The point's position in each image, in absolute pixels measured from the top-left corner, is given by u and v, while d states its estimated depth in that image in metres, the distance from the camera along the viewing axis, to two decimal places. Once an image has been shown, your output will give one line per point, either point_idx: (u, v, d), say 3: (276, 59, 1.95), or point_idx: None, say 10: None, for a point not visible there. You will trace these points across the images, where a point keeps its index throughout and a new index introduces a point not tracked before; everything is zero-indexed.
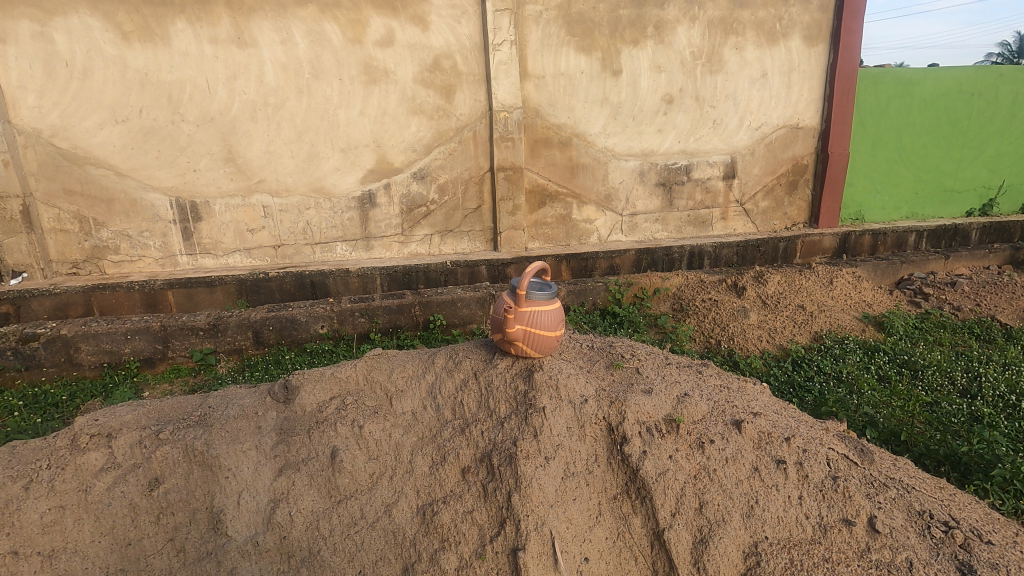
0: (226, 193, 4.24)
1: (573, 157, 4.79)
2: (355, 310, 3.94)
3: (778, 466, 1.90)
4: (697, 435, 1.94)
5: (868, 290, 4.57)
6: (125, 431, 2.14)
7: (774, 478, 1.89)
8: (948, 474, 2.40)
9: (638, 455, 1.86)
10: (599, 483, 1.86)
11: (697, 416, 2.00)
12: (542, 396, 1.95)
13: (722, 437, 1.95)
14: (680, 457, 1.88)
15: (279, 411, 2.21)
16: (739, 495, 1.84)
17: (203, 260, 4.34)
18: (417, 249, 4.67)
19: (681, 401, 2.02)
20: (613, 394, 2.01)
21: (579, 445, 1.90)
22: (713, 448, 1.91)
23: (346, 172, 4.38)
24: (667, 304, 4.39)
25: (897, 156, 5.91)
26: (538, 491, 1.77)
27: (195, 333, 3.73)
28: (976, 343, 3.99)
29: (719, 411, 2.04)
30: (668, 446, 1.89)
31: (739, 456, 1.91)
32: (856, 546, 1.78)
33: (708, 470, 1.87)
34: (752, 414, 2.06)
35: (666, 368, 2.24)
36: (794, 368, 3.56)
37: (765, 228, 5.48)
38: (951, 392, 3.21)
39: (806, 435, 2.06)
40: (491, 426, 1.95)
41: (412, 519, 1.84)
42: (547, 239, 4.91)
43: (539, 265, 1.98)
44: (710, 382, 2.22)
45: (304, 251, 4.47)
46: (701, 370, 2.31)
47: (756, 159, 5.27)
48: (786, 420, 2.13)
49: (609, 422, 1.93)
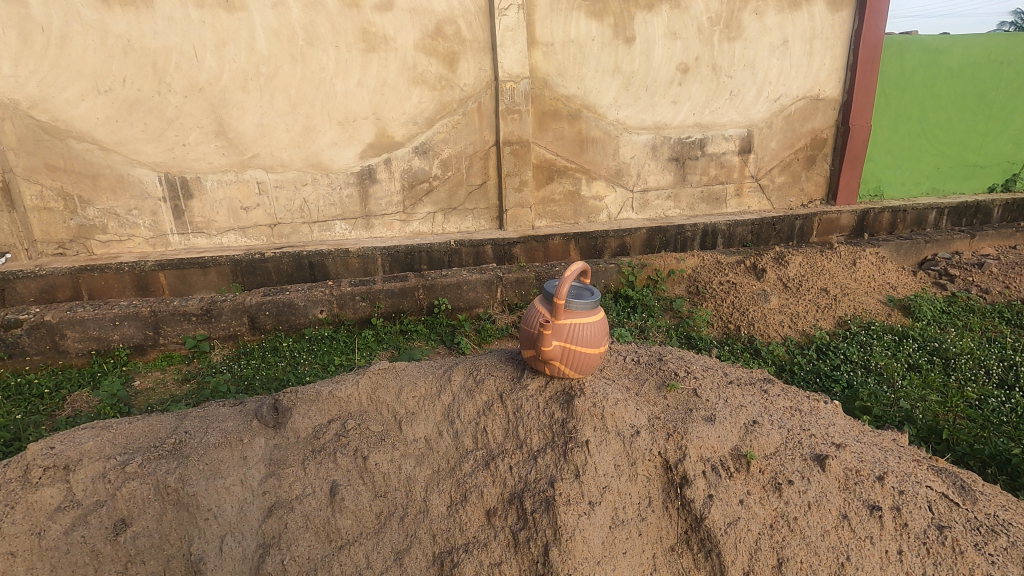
0: (218, 168, 4.00)
1: (582, 130, 4.53)
2: (356, 294, 3.74)
3: (873, 514, 1.72)
4: (772, 474, 1.76)
5: (892, 272, 4.36)
6: (86, 463, 2.00)
7: (869, 529, 1.70)
8: (995, 477, 2.23)
9: (703, 501, 1.68)
10: (654, 533, 1.68)
11: (770, 449, 1.83)
12: (585, 428, 1.77)
13: (802, 477, 1.76)
14: (752, 502, 1.70)
15: (269, 436, 2.06)
16: (826, 551, 1.66)
17: (196, 240, 4.13)
18: (419, 228, 4.45)
19: (750, 430, 1.86)
20: (669, 424, 1.84)
21: (630, 487, 1.73)
22: (792, 491, 1.73)
23: (344, 146, 4.13)
24: (682, 286, 4.19)
25: (920, 130, 5.62)
26: (582, 546, 1.60)
27: (187, 319, 3.54)
28: (1007, 327, 3.80)
29: (797, 443, 1.87)
30: (737, 488, 1.71)
31: (824, 501, 1.73)
32: None
33: (787, 517, 1.69)
34: (835, 446, 1.89)
35: (729, 389, 2.06)
36: (819, 356, 3.39)
37: (781, 205, 5.23)
38: (987, 382, 3.04)
39: (899, 471, 1.88)
40: (520, 460, 1.79)
41: (427, 569, 1.67)
42: (555, 216, 4.67)
43: (573, 273, 1.78)
44: (778, 406, 2.04)
45: (301, 231, 4.25)
46: (767, 389, 2.13)
47: (774, 133, 5.00)
48: (873, 452, 1.95)
49: (667, 459, 1.75)
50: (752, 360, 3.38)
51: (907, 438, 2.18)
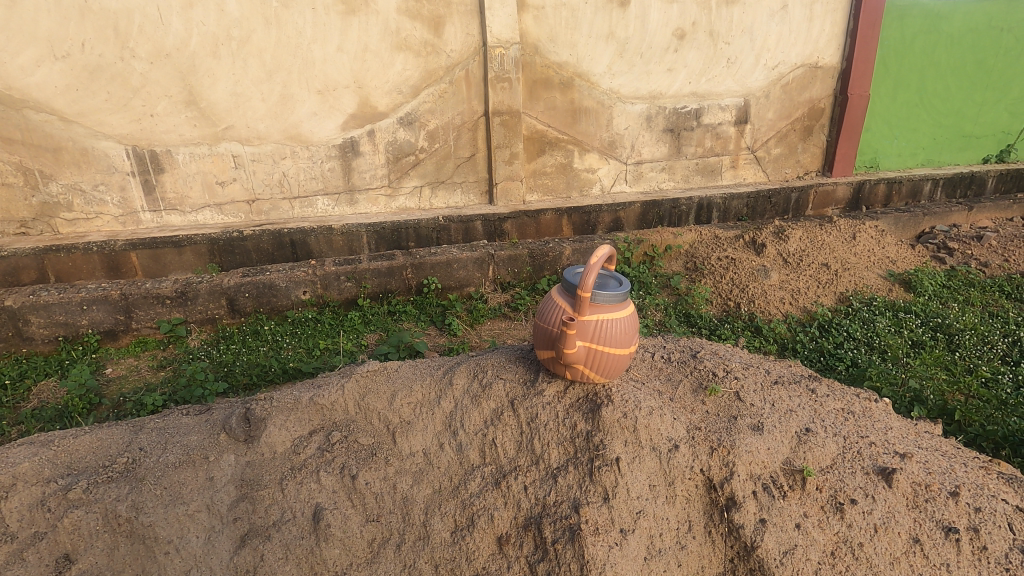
0: (190, 141, 3.74)
1: (575, 100, 4.32)
2: (340, 274, 3.56)
3: (949, 537, 1.61)
4: (833, 493, 1.65)
5: (892, 246, 4.27)
6: (21, 488, 1.80)
7: (945, 555, 1.59)
8: (1009, 457, 2.17)
9: (755, 527, 1.57)
10: (694, 562, 1.58)
11: (826, 462, 1.72)
12: (615, 443, 1.66)
13: (867, 495, 1.65)
14: (812, 527, 1.59)
15: (239, 453, 1.90)
16: None
17: (170, 217, 3.89)
18: (406, 204, 4.25)
19: (803, 441, 1.75)
20: (712, 436, 1.72)
21: (666, 510, 1.62)
22: (856, 512, 1.62)
23: (324, 117, 3.89)
24: (678, 262, 4.06)
25: (919, 99, 5.38)
26: None
27: (161, 302, 3.34)
28: (1008, 302, 3.75)
29: (856, 454, 1.75)
30: (794, 511, 1.60)
31: (892, 523, 1.61)
32: None
33: (850, 543, 1.58)
34: (900, 457, 1.77)
35: (773, 389, 1.95)
36: (821, 334, 3.31)
37: (776, 177, 5.08)
38: (992, 359, 2.98)
39: (970, 483, 1.77)
40: (537, 479, 1.68)
41: None
42: (547, 190, 4.49)
43: (600, 262, 1.64)
44: (830, 408, 1.93)
45: (281, 207, 4.03)
46: (815, 389, 2.01)
47: (771, 102, 4.82)
48: (940, 460, 1.84)
49: (712, 479, 1.64)
50: (753, 338, 3.28)
51: (932, 426, 2.08)
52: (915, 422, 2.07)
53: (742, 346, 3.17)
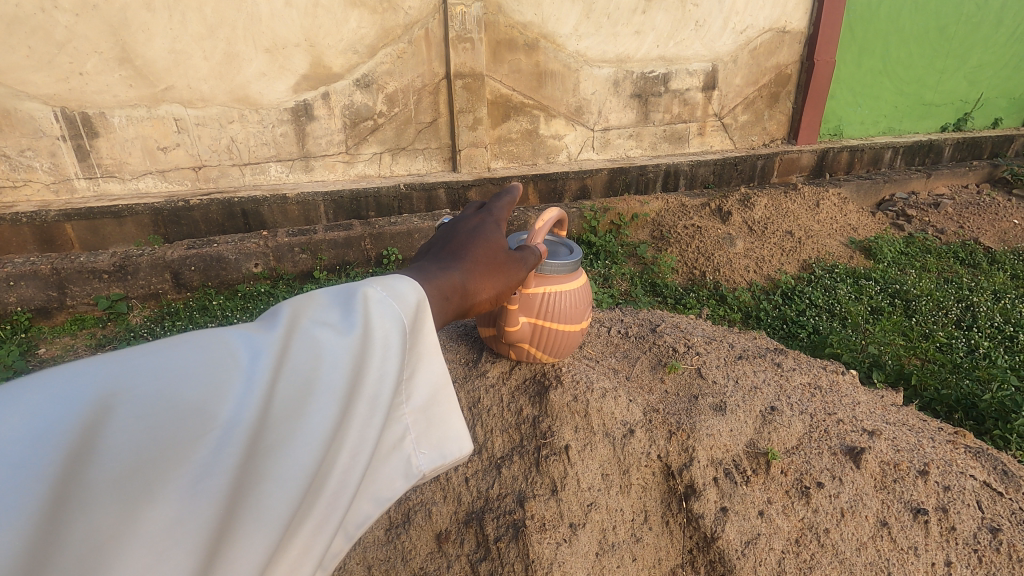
0: (126, 103, 3.46)
1: (540, 62, 4.15)
2: (294, 245, 3.39)
3: (917, 518, 1.55)
4: (797, 477, 1.59)
5: (853, 213, 4.30)
6: None
7: (912, 538, 1.53)
8: (961, 420, 2.22)
9: (715, 517, 1.51)
10: (650, 556, 1.52)
11: (791, 443, 1.67)
12: (566, 430, 1.60)
13: (833, 477, 1.60)
14: (776, 514, 1.53)
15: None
16: (865, 568, 1.48)
17: (108, 185, 3.62)
18: (365, 171, 4.05)
19: (767, 420, 1.71)
20: (671, 419, 1.67)
21: (621, 501, 1.56)
22: (822, 495, 1.56)
23: (274, 78, 3.64)
24: (645, 230, 4.00)
25: (883, 66, 5.32)
26: None
27: (97, 277, 3.14)
28: (962, 268, 3.84)
29: (823, 434, 1.71)
30: (757, 496, 1.55)
31: (859, 507, 1.55)
32: None
33: (816, 530, 1.52)
34: (868, 435, 1.73)
35: (736, 364, 1.93)
36: (784, 301, 3.32)
37: (743, 144, 5.03)
38: (947, 324, 3.03)
39: (938, 459, 1.72)
40: (480, 470, 1.62)
41: None
42: (512, 157, 4.35)
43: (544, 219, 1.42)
44: (796, 383, 1.90)
45: (231, 174, 3.78)
46: (780, 363, 1.99)
47: (739, 68, 4.72)
48: (907, 436, 1.80)
49: (671, 466, 1.58)
50: (717, 307, 3.28)
51: (890, 394, 2.09)
52: (881, 394, 2.06)
53: (707, 316, 3.15)
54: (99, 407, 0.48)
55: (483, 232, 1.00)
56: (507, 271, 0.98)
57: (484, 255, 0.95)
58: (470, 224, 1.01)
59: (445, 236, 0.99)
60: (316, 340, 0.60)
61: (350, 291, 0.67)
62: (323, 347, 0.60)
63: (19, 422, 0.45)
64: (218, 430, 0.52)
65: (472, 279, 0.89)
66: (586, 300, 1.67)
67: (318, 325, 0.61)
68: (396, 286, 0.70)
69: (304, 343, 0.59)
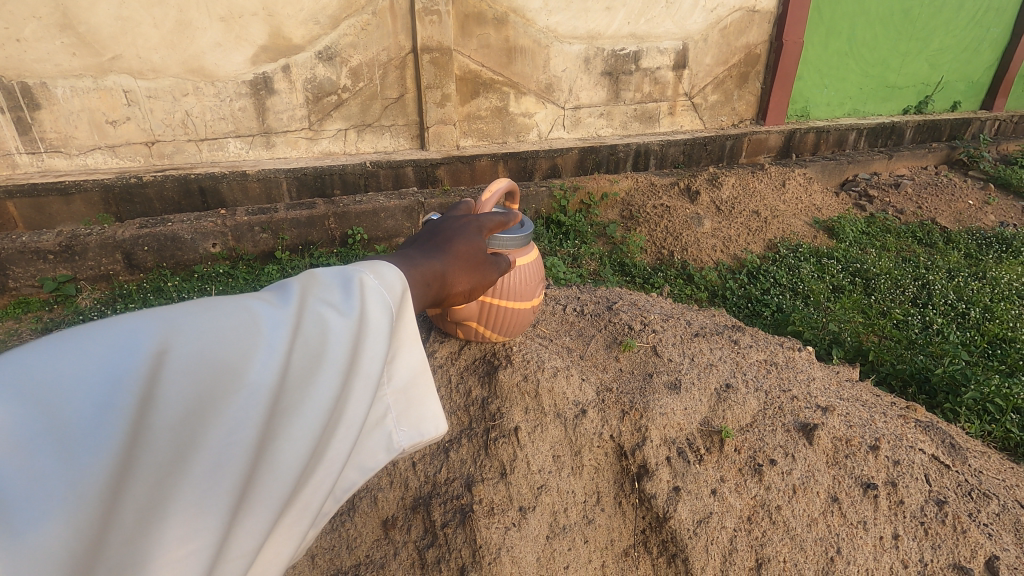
0: (70, 73, 3.25)
1: (510, 38, 4.05)
2: (254, 225, 3.27)
3: (866, 494, 1.59)
4: (749, 455, 1.61)
5: (818, 193, 4.37)
6: None
7: (861, 512, 1.57)
8: (914, 395, 2.29)
9: (667, 497, 1.52)
10: (602, 537, 1.52)
11: (746, 420, 1.68)
12: (515, 412, 1.58)
13: (786, 455, 1.62)
14: (728, 493, 1.55)
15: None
16: (814, 545, 1.52)
17: (52, 160, 3.42)
18: (330, 148, 3.92)
19: (722, 398, 1.71)
20: (624, 399, 1.65)
21: (573, 483, 1.56)
22: (774, 472, 1.58)
23: (231, 49, 3.46)
24: (615, 210, 3.99)
25: (849, 48, 5.37)
26: (511, 565, 1.43)
27: (42, 257, 2.99)
28: (919, 247, 3.95)
29: (777, 410, 1.72)
30: (710, 475, 1.56)
31: (811, 483, 1.59)
32: None
33: (768, 507, 1.55)
34: (822, 411, 1.75)
35: (692, 342, 1.93)
36: (749, 280, 3.37)
37: (712, 124, 5.03)
38: (904, 301, 3.11)
39: (889, 434, 1.76)
40: (428, 455, 1.60)
41: None
42: (481, 135, 4.26)
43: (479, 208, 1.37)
44: (752, 360, 1.92)
45: (187, 150, 3.61)
46: (737, 341, 2.00)
47: (710, 47, 4.70)
48: (859, 411, 1.84)
49: (623, 446, 1.58)
50: (685, 286, 3.30)
51: (848, 372, 2.13)
52: (837, 370, 2.11)
53: (673, 295, 3.17)
54: (148, 365, 0.53)
55: (467, 231, 1.06)
56: (484, 272, 1.04)
57: (465, 252, 1.01)
58: (456, 222, 1.07)
59: (431, 229, 1.05)
60: (322, 319, 0.66)
61: (350, 275, 0.72)
62: (330, 327, 0.66)
63: (77, 375, 0.50)
64: (244, 392, 0.59)
65: (451, 270, 0.96)
66: (538, 275, 1.60)
67: (323, 304, 0.67)
68: (386, 275, 0.76)
69: (313, 320, 0.65)
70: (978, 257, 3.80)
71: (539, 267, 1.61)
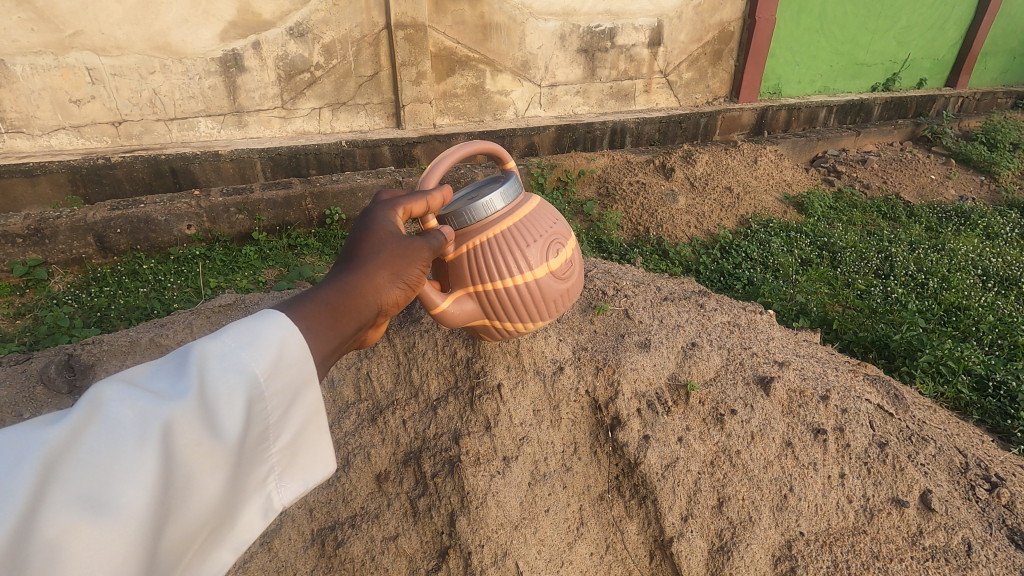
0: (29, 49, 3.14)
1: (485, 14, 4.02)
2: (230, 205, 3.24)
3: (817, 438, 1.63)
4: (712, 406, 1.65)
5: (788, 169, 4.47)
6: None
7: (812, 455, 1.61)
8: (875, 359, 2.42)
9: (637, 444, 1.56)
10: (579, 483, 1.57)
11: (709, 374, 1.73)
12: (499, 369, 1.63)
13: (745, 405, 1.66)
14: (692, 439, 1.59)
15: (61, 405, 1.75)
16: (769, 484, 1.56)
17: (14, 142, 3.31)
18: (304, 127, 3.86)
19: (687, 355, 1.75)
20: (598, 356, 1.70)
21: (551, 435, 1.61)
22: (734, 421, 1.62)
23: (198, 25, 3.38)
24: (592, 187, 4.04)
25: (820, 26, 5.44)
26: (496, 510, 1.48)
27: (10, 240, 2.93)
28: (884, 221, 4.10)
29: (738, 366, 1.77)
30: (676, 424, 1.60)
31: (767, 429, 1.63)
32: (907, 532, 1.52)
33: (729, 452, 1.59)
34: (778, 365, 1.81)
35: (663, 306, 1.97)
36: (722, 255, 3.46)
37: (687, 102, 5.08)
38: (868, 273, 3.24)
39: (840, 386, 1.81)
40: (417, 412, 1.67)
41: (306, 551, 1.55)
42: (458, 113, 4.25)
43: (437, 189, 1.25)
44: (716, 321, 1.97)
45: (155, 129, 3.53)
46: (703, 304, 2.05)
47: (684, 24, 4.72)
48: (814, 366, 1.89)
49: (597, 399, 1.62)
50: (659, 261, 3.38)
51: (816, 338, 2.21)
52: (795, 331, 2.20)
53: (647, 267, 3.27)
54: None
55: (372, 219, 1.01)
56: (416, 253, 1.00)
57: (379, 241, 0.95)
58: (361, 217, 1.02)
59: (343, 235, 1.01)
60: (121, 418, 0.59)
61: (178, 360, 0.65)
62: (128, 426, 0.58)
63: None
64: None
65: (360, 273, 0.89)
66: (533, 235, 1.33)
67: (122, 401, 0.60)
68: (242, 335, 0.66)
69: (110, 419, 0.58)
70: (938, 229, 3.96)
71: (534, 226, 1.34)
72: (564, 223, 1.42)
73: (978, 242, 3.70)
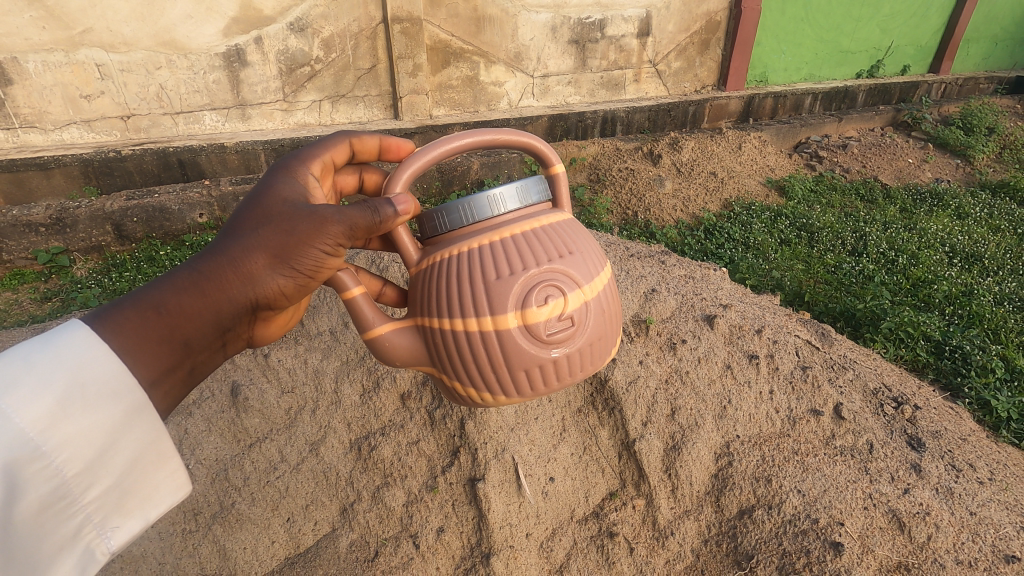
0: (40, 47, 3.29)
1: (478, 6, 4.17)
2: (239, 194, 3.40)
3: (751, 361, 1.82)
4: (667, 336, 1.85)
5: (771, 155, 4.67)
6: None
7: (747, 374, 1.81)
8: (843, 328, 2.64)
9: (607, 365, 1.72)
10: (562, 398, 1.72)
11: (666, 313, 1.91)
12: None
13: (693, 336, 1.85)
14: (651, 362, 1.77)
15: None
16: (712, 397, 1.75)
17: (28, 136, 3.48)
18: (305, 120, 4.02)
19: (649, 298, 1.93)
20: None
21: None
22: (685, 349, 1.81)
23: (201, 21, 3.52)
24: (583, 174, 4.23)
25: (805, 14, 5.59)
26: (495, 416, 1.65)
27: (33, 230, 3.13)
28: (861, 204, 4.29)
29: (690, 307, 1.96)
30: (637, 350, 1.79)
31: (712, 354, 1.82)
32: (823, 435, 1.72)
33: (680, 372, 1.77)
34: (723, 307, 1.98)
35: (630, 261, 2.18)
36: (706, 237, 3.66)
37: (675, 91, 5.25)
38: (843, 251, 3.46)
39: (773, 324, 1.99)
40: None
41: (345, 456, 1.72)
42: (454, 104, 4.41)
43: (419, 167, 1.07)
44: (675, 274, 2.16)
45: (162, 123, 3.69)
46: (665, 261, 2.25)
47: (671, 15, 4.87)
48: (753, 310, 2.06)
49: None
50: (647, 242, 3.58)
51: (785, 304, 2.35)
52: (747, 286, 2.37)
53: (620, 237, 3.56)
54: None
55: (269, 192, 1.00)
56: (312, 232, 0.95)
57: (262, 215, 0.97)
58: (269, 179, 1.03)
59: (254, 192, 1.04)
60: None
61: None
62: None
63: None
64: None
65: (216, 268, 0.93)
66: (512, 269, 1.06)
67: None
68: None
69: None
70: (913, 211, 4.16)
71: (518, 259, 1.07)
72: (579, 266, 1.10)
73: (949, 222, 3.90)
